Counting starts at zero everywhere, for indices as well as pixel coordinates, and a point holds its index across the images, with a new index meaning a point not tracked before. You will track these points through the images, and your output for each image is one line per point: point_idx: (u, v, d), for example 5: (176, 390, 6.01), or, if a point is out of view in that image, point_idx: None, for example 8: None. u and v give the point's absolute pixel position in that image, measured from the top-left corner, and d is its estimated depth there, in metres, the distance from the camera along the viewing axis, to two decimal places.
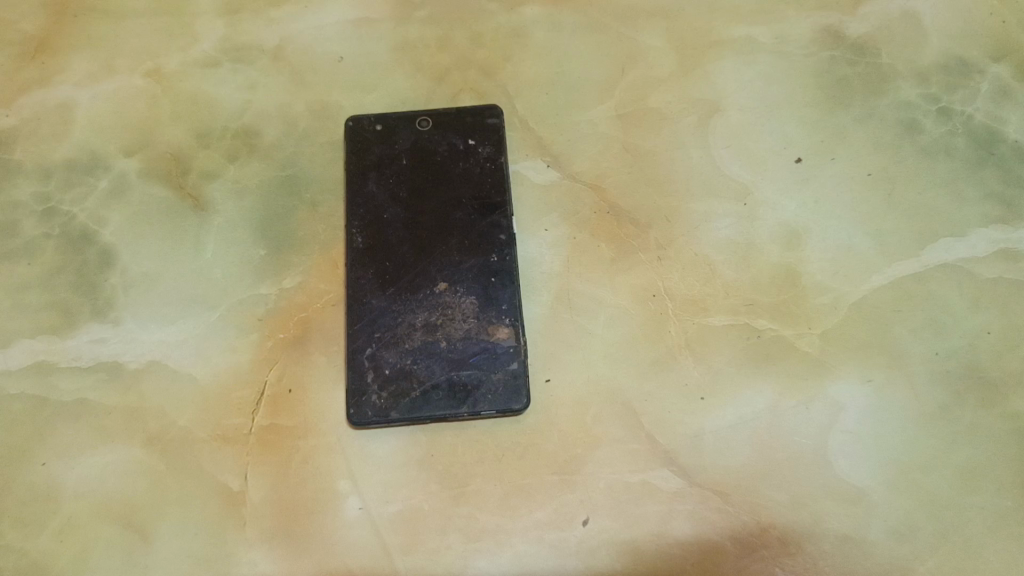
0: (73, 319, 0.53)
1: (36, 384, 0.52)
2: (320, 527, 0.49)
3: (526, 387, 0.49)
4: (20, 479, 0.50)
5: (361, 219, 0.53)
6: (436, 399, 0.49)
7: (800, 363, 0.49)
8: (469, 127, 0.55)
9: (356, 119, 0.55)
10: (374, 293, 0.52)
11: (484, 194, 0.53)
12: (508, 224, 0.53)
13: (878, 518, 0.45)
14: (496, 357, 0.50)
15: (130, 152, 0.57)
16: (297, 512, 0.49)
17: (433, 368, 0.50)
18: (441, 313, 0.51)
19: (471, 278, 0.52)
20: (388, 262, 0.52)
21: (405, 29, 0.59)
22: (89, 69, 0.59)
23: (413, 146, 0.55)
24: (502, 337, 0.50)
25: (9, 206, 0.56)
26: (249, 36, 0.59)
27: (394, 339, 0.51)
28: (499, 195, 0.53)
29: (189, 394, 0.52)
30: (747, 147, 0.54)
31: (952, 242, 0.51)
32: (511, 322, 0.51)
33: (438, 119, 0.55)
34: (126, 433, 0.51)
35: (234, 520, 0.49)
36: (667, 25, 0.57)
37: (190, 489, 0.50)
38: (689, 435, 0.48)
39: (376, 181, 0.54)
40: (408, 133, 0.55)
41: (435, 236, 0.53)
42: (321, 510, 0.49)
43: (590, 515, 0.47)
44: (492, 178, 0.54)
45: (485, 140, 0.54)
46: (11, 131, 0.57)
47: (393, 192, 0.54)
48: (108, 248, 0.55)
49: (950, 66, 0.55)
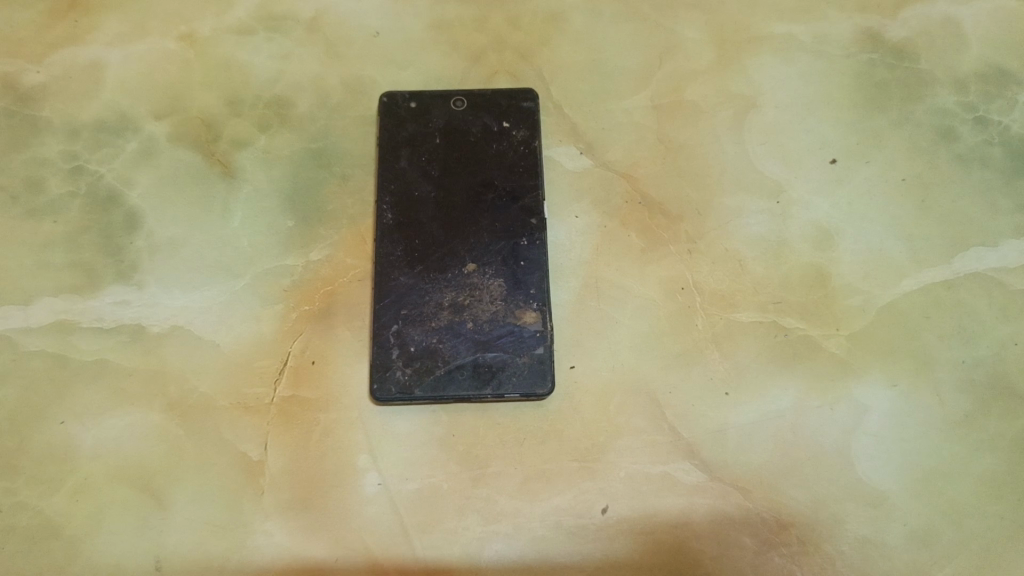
0: (96, 279, 0.52)
1: (56, 342, 0.50)
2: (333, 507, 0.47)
3: (551, 372, 0.48)
4: (36, 437, 0.48)
5: (390, 194, 0.52)
6: (460, 380, 0.48)
7: (827, 363, 0.49)
8: (504, 110, 0.54)
9: (392, 95, 0.55)
10: (400, 269, 0.50)
11: (518, 176, 0.53)
12: (539, 207, 0.52)
13: (897, 521, 0.46)
14: (523, 340, 0.49)
15: (160, 116, 0.57)
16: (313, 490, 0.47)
17: (458, 349, 0.49)
18: (469, 294, 0.50)
19: (500, 260, 0.51)
20: (416, 239, 0.51)
21: (442, 7, 0.59)
22: (122, 30, 0.59)
23: (447, 125, 0.54)
24: (529, 321, 0.49)
25: (34, 162, 0.55)
26: (285, 5, 0.59)
27: (419, 316, 0.49)
28: (532, 178, 0.53)
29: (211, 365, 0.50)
30: (785, 144, 0.55)
31: (982, 251, 0.52)
32: (539, 307, 0.50)
33: (472, 101, 0.55)
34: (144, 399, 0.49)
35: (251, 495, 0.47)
36: (707, 18, 0.58)
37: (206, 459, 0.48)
38: (714, 431, 0.48)
39: (408, 157, 0.53)
40: (442, 113, 0.54)
41: (465, 215, 0.52)
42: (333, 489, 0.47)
43: (609, 503, 0.46)
44: (525, 161, 0.53)
45: (519, 123, 0.54)
46: (40, 88, 0.57)
47: (423, 169, 0.53)
48: (135, 211, 0.54)
49: (988, 75, 0.57)
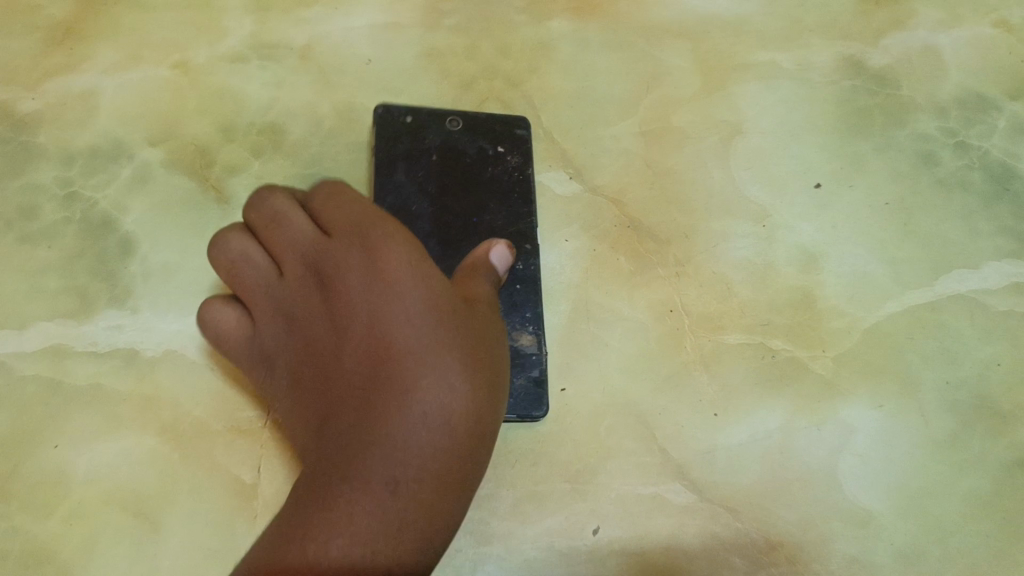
0: (90, 305, 0.53)
1: (49, 367, 0.51)
2: (424, 417, 0.40)
3: (547, 397, 0.49)
4: (28, 462, 0.48)
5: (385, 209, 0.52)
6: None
7: (814, 384, 0.50)
8: (498, 137, 0.55)
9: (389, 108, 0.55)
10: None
11: (511, 202, 0.54)
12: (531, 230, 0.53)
13: (886, 541, 0.47)
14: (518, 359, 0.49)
15: (154, 142, 0.57)
16: (397, 401, 0.41)
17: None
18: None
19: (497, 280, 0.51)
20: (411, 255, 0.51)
21: (433, 35, 0.60)
22: (117, 57, 0.60)
23: (443, 144, 0.55)
24: (525, 343, 0.50)
25: (29, 188, 0.56)
26: (279, 34, 0.60)
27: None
28: (525, 204, 0.54)
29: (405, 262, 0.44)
30: (770, 169, 0.56)
31: (964, 273, 0.53)
32: (534, 331, 0.50)
33: (468, 124, 0.56)
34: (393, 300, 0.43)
35: (409, 417, 0.40)
36: (692, 47, 0.60)
37: (398, 358, 0.41)
38: (703, 452, 0.48)
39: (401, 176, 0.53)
40: (438, 132, 0.55)
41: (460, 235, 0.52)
42: (404, 412, 0.40)
43: (600, 525, 0.47)
44: (516, 186, 0.54)
45: (512, 149, 0.55)
46: (34, 115, 0.58)
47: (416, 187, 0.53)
48: (129, 236, 0.55)
49: (967, 102, 0.58)
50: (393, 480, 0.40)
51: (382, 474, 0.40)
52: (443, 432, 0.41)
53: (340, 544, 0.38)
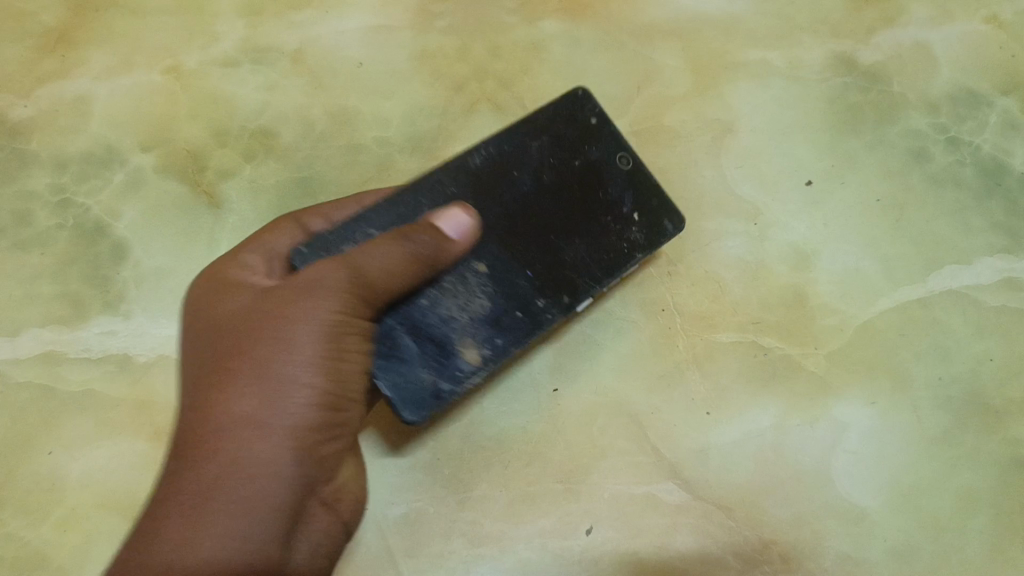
0: (83, 310, 0.53)
1: (43, 373, 0.51)
2: (273, 449, 0.41)
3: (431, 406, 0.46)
4: (24, 468, 0.49)
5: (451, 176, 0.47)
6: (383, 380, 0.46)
7: (807, 382, 0.50)
8: (638, 195, 0.49)
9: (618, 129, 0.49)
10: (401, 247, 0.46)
11: (575, 249, 0.48)
12: (579, 300, 0.48)
13: (877, 537, 0.47)
14: (454, 372, 0.46)
15: (147, 147, 0.57)
16: (233, 433, 0.41)
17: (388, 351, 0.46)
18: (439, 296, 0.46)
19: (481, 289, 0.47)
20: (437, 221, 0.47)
21: (424, 37, 0.60)
22: (108, 63, 0.59)
23: (627, 172, 0.49)
24: (467, 357, 0.46)
25: (23, 196, 0.56)
26: (270, 39, 0.60)
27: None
28: (599, 265, 0.48)
29: (334, 307, 0.42)
30: (762, 167, 0.56)
31: (957, 269, 0.53)
32: (484, 355, 0.46)
33: (644, 183, 0.49)
34: (274, 319, 0.43)
35: (252, 447, 0.41)
36: (684, 45, 0.59)
37: (239, 381, 0.41)
38: (696, 451, 0.48)
39: (498, 150, 0.48)
40: (615, 168, 0.49)
41: (502, 229, 0.47)
42: (258, 430, 0.41)
43: (593, 524, 0.47)
44: (607, 253, 0.48)
45: (629, 205, 0.49)
46: (28, 122, 0.58)
47: (505, 172, 0.48)
48: (122, 242, 0.55)
49: (958, 97, 0.58)
50: (237, 506, 0.40)
51: (221, 501, 0.40)
52: (309, 451, 0.42)
53: (211, 551, 0.39)
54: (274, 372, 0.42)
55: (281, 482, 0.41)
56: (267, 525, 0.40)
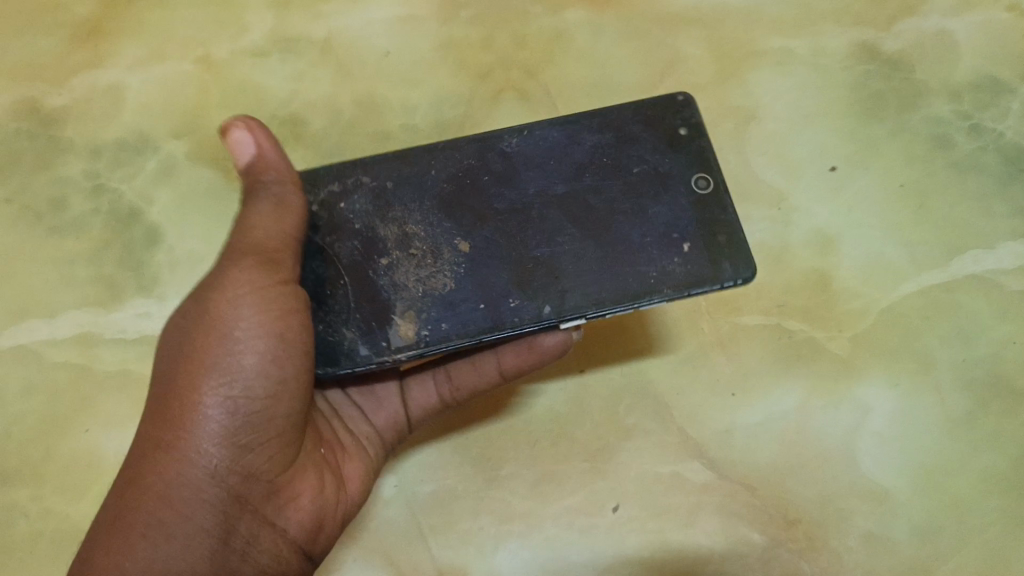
0: (118, 293, 0.54)
1: (79, 354, 0.52)
2: (197, 467, 0.36)
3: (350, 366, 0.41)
4: (62, 445, 0.51)
5: (518, 154, 0.44)
6: (343, 333, 0.41)
7: (830, 365, 0.50)
8: (695, 225, 0.42)
9: (710, 145, 0.43)
10: (425, 197, 0.43)
11: (584, 262, 0.42)
12: (559, 318, 0.41)
13: (902, 517, 0.48)
14: (378, 343, 0.41)
15: (179, 135, 0.58)
16: (151, 453, 0.36)
17: (359, 307, 0.41)
18: (427, 262, 0.42)
19: (479, 265, 0.42)
20: (478, 182, 0.43)
21: (450, 28, 0.61)
22: (140, 52, 0.60)
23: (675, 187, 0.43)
24: (405, 331, 0.41)
25: (58, 182, 0.57)
26: (299, 28, 0.61)
27: (390, 226, 0.43)
28: (616, 288, 0.41)
29: (245, 284, 0.38)
30: (785, 154, 0.56)
31: (980, 254, 0.53)
32: (425, 336, 0.41)
33: (712, 215, 0.42)
34: (201, 313, 0.38)
35: (167, 468, 0.36)
36: (707, 34, 0.60)
37: (173, 391, 0.37)
38: (721, 432, 0.49)
39: (575, 135, 0.44)
40: (683, 186, 0.43)
41: (533, 209, 0.43)
42: (170, 451, 0.36)
43: (620, 503, 0.48)
44: (622, 273, 0.41)
45: (681, 233, 0.42)
46: (63, 110, 0.59)
47: (572, 157, 0.44)
48: (155, 227, 0.56)
49: (980, 84, 0.58)
50: (159, 529, 0.36)
51: (135, 521, 0.35)
52: (235, 465, 0.37)
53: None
54: (204, 388, 0.37)
55: (203, 505, 0.36)
56: (186, 549, 0.36)
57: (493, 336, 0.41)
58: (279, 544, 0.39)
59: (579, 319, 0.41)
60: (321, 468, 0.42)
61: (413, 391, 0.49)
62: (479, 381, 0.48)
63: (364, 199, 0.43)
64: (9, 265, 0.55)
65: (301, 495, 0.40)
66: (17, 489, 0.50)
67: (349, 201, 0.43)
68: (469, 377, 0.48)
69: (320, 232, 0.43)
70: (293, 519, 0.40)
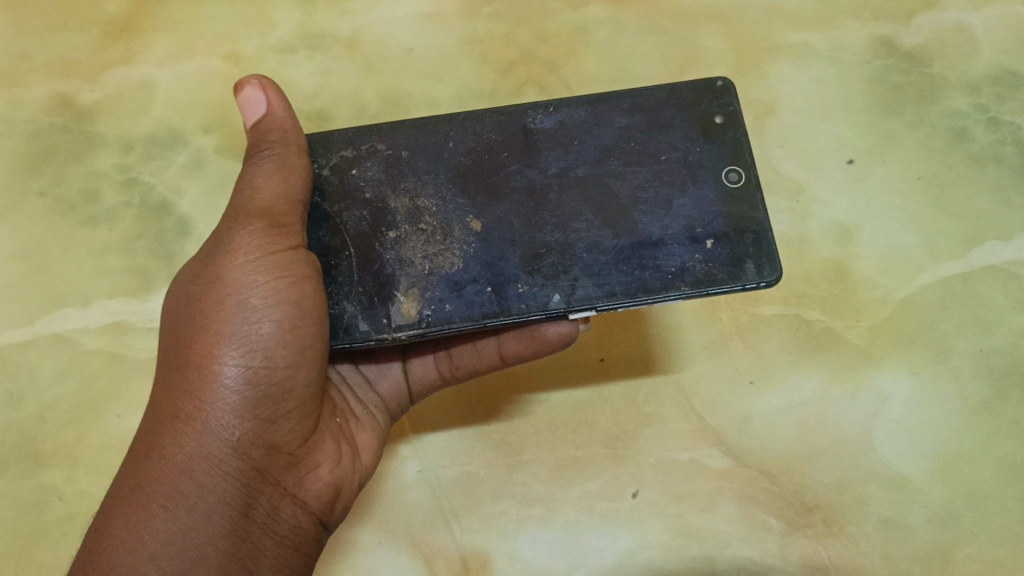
0: (150, 283, 0.55)
1: (112, 341, 0.54)
2: (215, 437, 0.38)
3: (353, 339, 0.42)
4: (96, 429, 0.52)
5: (542, 133, 0.45)
6: (343, 306, 0.42)
7: (848, 353, 0.51)
8: (721, 221, 0.42)
9: (745, 136, 0.44)
10: (441, 170, 0.44)
11: (600, 251, 0.42)
12: (568, 308, 0.42)
13: (920, 503, 0.48)
14: (378, 319, 0.42)
15: (208, 129, 0.59)
16: (170, 425, 0.37)
17: (362, 280, 0.43)
18: (436, 239, 0.43)
19: (490, 245, 0.43)
20: (497, 158, 0.44)
21: (473, 23, 0.62)
22: (170, 49, 0.61)
23: (701, 177, 0.43)
24: (407, 307, 0.42)
25: (91, 175, 0.59)
26: (324, 25, 0.62)
27: (401, 198, 0.44)
28: (627, 271, 0.42)
29: (258, 249, 0.40)
30: (805, 147, 0.57)
31: (998, 245, 0.54)
32: (427, 314, 0.42)
33: (740, 212, 0.42)
34: (213, 282, 0.39)
35: (187, 439, 0.37)
36: (726, 29, 0.60)
37: (188, 363, 0.38)
38: (739, 419, 0.50)
39: (604, 116, 0.45)
40: (713, 179, 0.43)
41: (551, 191, 0.44)
42: (191, 421, 0.37)
43: (640, 487, 0.49)
44: (639, 268, 0.42)
45: (704, 230, 0.42)
46: (95, 105, 0.60)
47: (597, 140, 0.44)
48: (186, 219, 0.57)
49: (999, 78, 0.59)
50: (179, 499, 0.37)
51: (155, 492, 0.36)
52: (253, 437, 0.38)
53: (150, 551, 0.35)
54: (219, 358, 0.38)
55: (223, 477, 0.38)
56: (208, 518, 0.37)
57: (496, 321, 0.42)
58: (298, 515, 0.41)
59: (588, 312, 0.42)
60: (336, 440, 0.44)
61: (414, 363, 0.49)
62: (478, 364, 0.48)
63: (379, 168, 0.44)
64: (44, 256, 0.56)
65: (318, 466, 0.42)
66: (52, 471, 0.51)
67: (361, 167, 0.45)
68: (468, 359, 0.48)
69: (328, 199, 0.44)
70: (311, 490, 0.41)
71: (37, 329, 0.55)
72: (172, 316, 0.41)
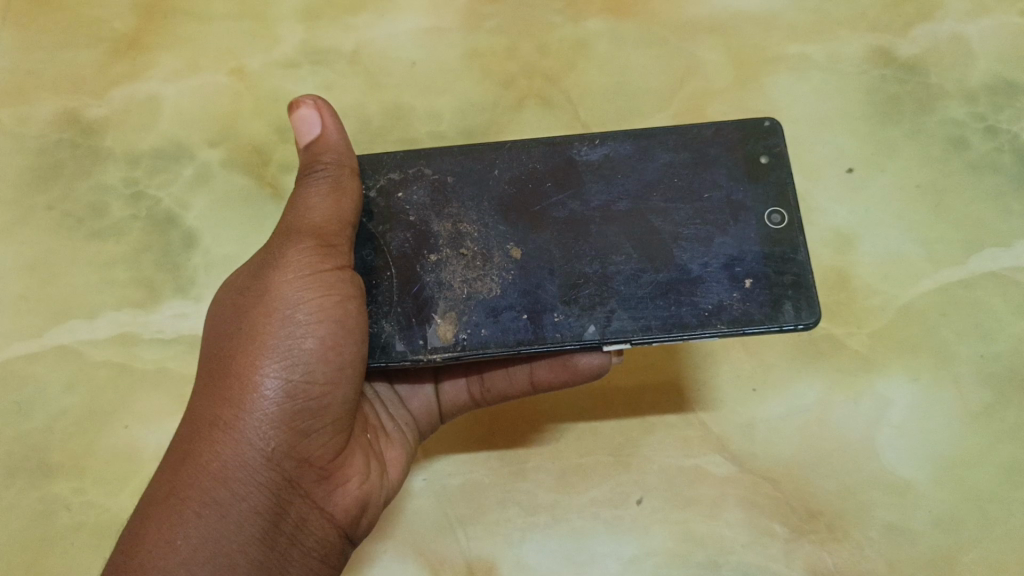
0: (156, 295, 0.56)
1: (119, 353, 0.54)
2: (252, 446, 0.38)
3: (391, 359, 0.42)
4: (103, 440, 0.53)
5: (587, 165, 0.45)
6: (382, 326, 0.43)
7: (851, 360, 0.51)
8: (761, 262, 0.42)
9: (789, 178, 0.44)
10: (484, 197, 0.45)
11: (638, 285, 0.43)
12: (602, 340, 0.42)
13: (924, 508, 0.48)
14: (415, 341, 0.43)
15: (214, 143, 0.60)
16: (208, 432, 0.38)
17: (402, 301, 0.43)
18: (476, 265, 0.44)
19: (528, 272, 0.43)
20: (541, 187, 0.45)
21: (475, 38, 0.62)
22: (176, 65, 0.62)
23: (743, 217, 0.43)
24: (445, 331, 0.43)
25: (99, 189, 0.59)
26: (328, 41, 0.63)
27: (444, 222, 0.45)
28: (663, 305, 0.42)
29: (305, 267, 0.40)
30: (804, 157, 0.57)
31: (997, 252, 0.54)
32: (463, 339, 0.42)
33: (782, 254, 0.42)
34: (258, 296, 0.40)
35: (223, 446, 0.38)
36: (725, 42, 0.61)
37: (230, 372, 0.39)
38: (743, 425, 0.50)
39: (649, 151, 0.45)
40: (755, 220, 0.43)
41: (593, 223, 0.44)
42: (229, 429, 0.38)
43: (644, 495, 0.49)
44: (676, 303, 0.42)
45: (743, 268, 0.42)
46: (103, 121, 0.61)
47: (641, 174, 0.45)
48: (192, 231, 0.58)
49: (996, 87, 0.59)
50: (213, 506, 0.37)
51: (189, 498, 0.37)
52: (288, 449, 0.39)
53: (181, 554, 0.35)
54: (259, 370, 0.39)
55: (257, 487, 0.38)
56: (240, 526, 0.37)
57: (530, 349, 0.42)
58: (325, 529, 0.41)
59: (621, 345, 0.42)
60: (366, 457, 0.44)
61: (446, 385, 0.49)
62: (509, 388, 0.48)
63: (425, 193, 0.45)
64: (52, 269, 0.57)
65: (348, 481, 0.42)
66: (59, 482, 0.52)
67: (407, 190, 0.45)
68: (500, 383, 0.48)
69: (374, 220, 0.45)
70: (341, 505, 0.41)
71: (44, 341, 0.55)
72: (216, 326, 0.41)
